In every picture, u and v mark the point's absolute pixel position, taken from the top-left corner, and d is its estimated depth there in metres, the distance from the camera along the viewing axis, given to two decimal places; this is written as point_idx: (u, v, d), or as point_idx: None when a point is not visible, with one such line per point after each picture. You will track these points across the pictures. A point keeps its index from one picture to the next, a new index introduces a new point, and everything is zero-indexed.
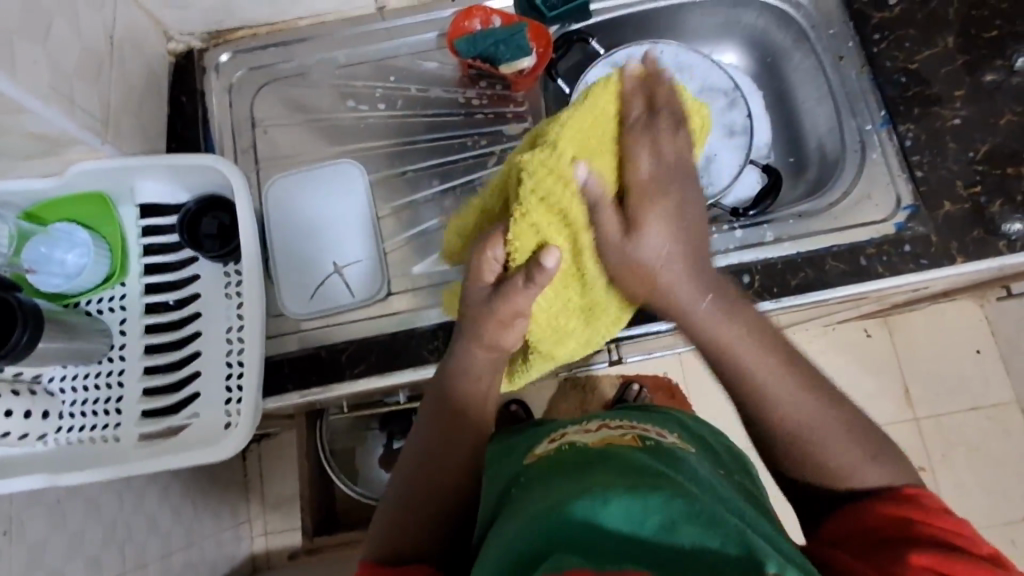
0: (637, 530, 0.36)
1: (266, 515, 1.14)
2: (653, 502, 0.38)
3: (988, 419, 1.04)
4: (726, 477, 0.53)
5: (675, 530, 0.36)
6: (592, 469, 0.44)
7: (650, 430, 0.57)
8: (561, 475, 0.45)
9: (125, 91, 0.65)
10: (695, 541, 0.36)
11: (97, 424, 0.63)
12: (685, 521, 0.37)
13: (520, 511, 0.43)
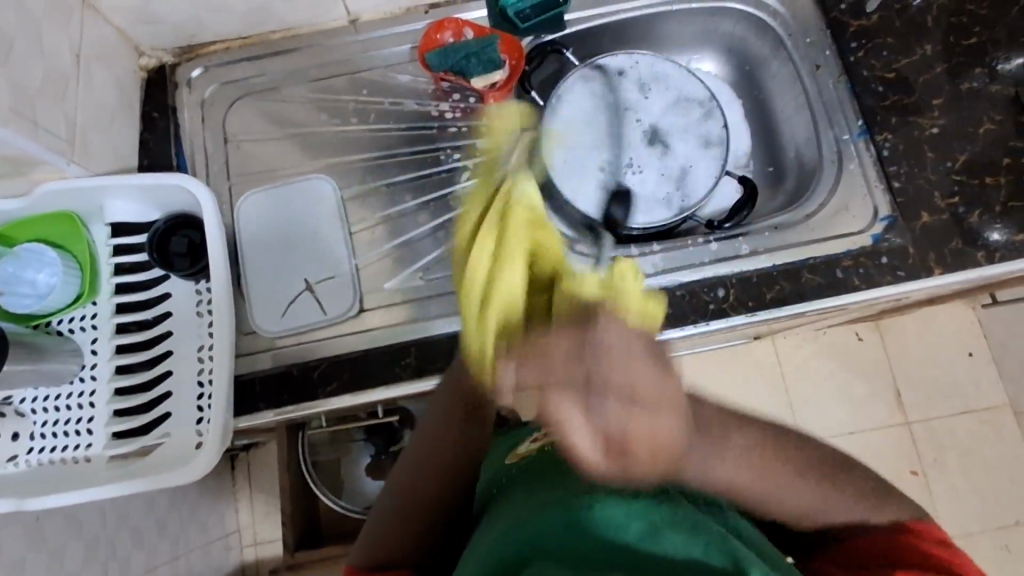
0: (619, 539, 0.36)
1: (256, 524, 1.14)
2: (634, 507, 0.37)
3: (979, 422, 1.03)
4: None
5: (659, 537, 0.36)
6: (573, 469, 0.42)
7: None
8: (542, 480, 0.44)
9: (95, 109, 0.64)
10: (680, 550, 0.36)
11: (68, 445, 0.63)
12: (668, 526, 0.37)
13: (499, 522, 0.41)
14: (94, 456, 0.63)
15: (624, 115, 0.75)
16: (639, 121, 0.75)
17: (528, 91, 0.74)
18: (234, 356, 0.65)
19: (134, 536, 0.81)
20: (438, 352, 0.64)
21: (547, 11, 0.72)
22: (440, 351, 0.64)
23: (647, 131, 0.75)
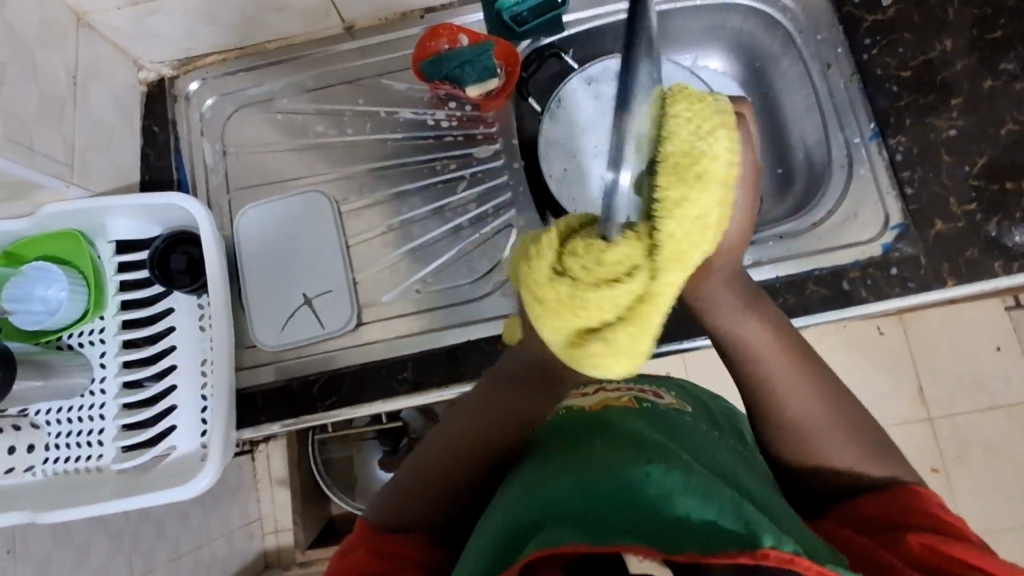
0: (632, 498, 0.38)
1: (277, 511, 1.01)
2: (651, 476, 0.39)
3: (1009, 419, 0.92)
4: (723, 440, 0.53)
5: (674, 501, 0.37)
6: (588, 441, 0.45)
7: (647, 391, 0.57)
8: (555, 449, 0.46)
9: (94, 128, 0.65)
10: (695, 512, 0.36)
11: (81, 455, 0.65)
12: (683, 493, 0.37)
13: (515, 485, 0.44)
14: (105, 467, 0.65)
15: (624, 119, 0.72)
16: None
17: (525, 97, 0.74)
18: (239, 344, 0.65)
19: (159, 529, 0.80)
20: (435, 367, 0.64)
21: (544, 14, 0.70)
22: (437, 365, 0.64)
23: None
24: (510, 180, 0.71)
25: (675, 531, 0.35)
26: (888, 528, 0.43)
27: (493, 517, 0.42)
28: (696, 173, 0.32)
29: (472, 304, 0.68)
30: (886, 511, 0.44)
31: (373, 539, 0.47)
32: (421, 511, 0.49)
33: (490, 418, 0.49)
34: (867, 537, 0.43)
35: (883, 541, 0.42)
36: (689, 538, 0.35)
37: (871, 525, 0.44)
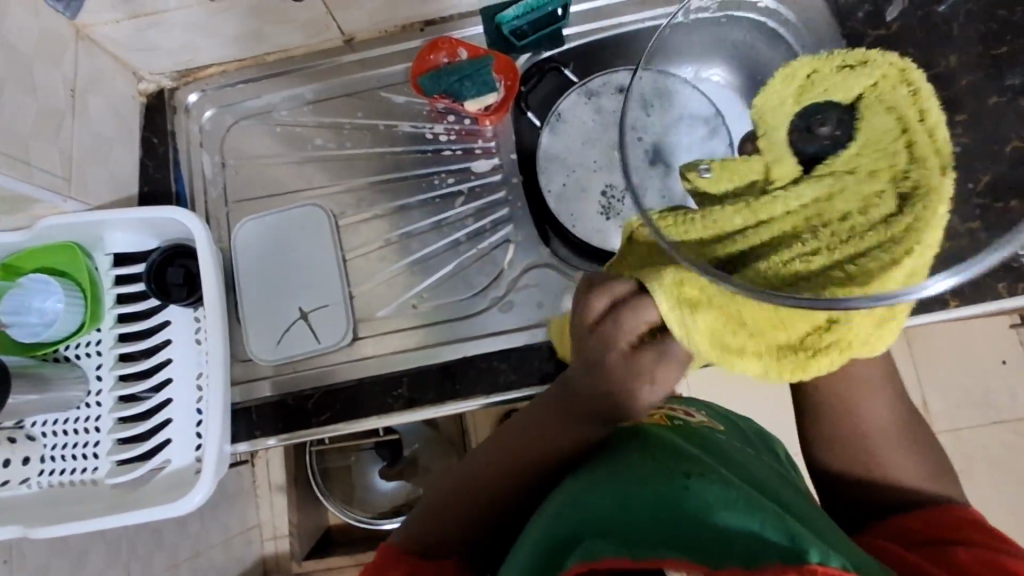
0: (672, 511, 0.39)
1: (275, 517, 0.98)
2: (689, 490, 0.40)
3: (1014, 434, 0.99)
4: (758, 459, 0.54)
5: (714, 513, 0.38)
6: (622, 455, 0.47)
7: (677, 410, 0.58)
8: (590, 462, 0.47)
9: (92, 141, 0.65)
10: (736, 523, 0.37)
11: (76, 468, 0.65)
12: (722, 506, 0.39)
13: (553, 500, 0.45)
14: (100, 480, 0.65)
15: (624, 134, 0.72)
16: (640, 141, 0.72)
17: (524, 112, 0.72)
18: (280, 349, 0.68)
19: (157, 539, 0.79)
20: (430, 384, 0.64)
21: (544, 27, 0.70)
22: (431, 382, 0.64)
23: (649, 151, 0.71)
24: (508, 195, 0.71)
25: (718, 540, 0.36)
26: (939, 546, 0.45)
27: (533, 532, 0.43)
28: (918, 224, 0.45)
29: (469, 320, 0.67)
30: (930, 529, 0.46)
31: (402, 558, 0.47)
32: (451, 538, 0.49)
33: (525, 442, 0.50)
34: (911, 551, 0.45)
35: (931, 555, 0.44)
36: (732, 546, 0.36)
37: (914, 539, 0.46)
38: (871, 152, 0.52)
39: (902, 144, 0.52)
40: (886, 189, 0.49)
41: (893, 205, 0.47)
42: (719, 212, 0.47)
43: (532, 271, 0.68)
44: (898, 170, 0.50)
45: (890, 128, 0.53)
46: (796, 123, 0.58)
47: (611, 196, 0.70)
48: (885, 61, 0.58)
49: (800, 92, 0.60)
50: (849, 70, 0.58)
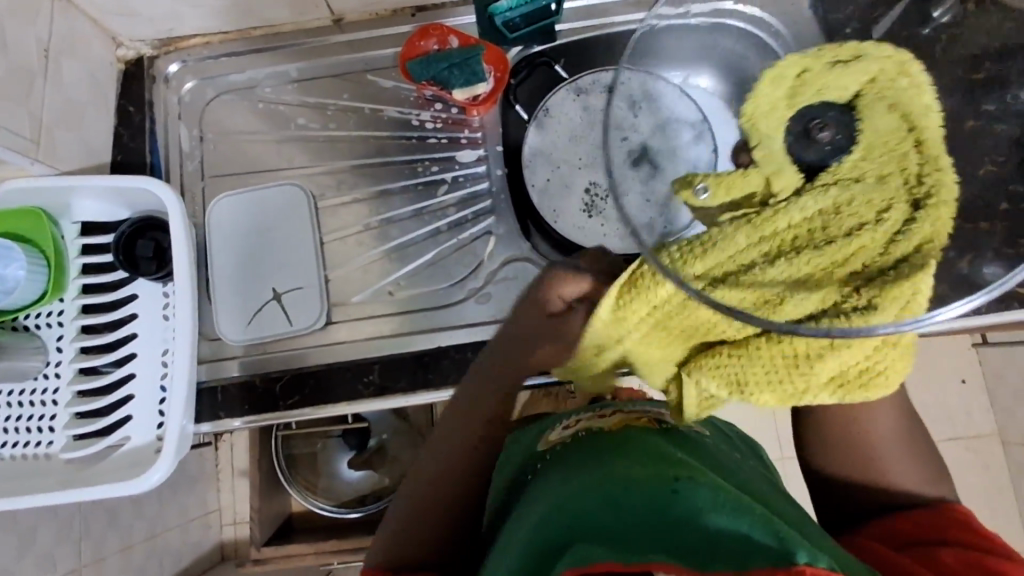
0: (663, 515, 0.39)
1: (236, 502, 1.04)
2: (679, 494, 0.40)
3: (967, 450, 1.03)
4: (742, 463, 0.54)
5: (703, 517, 0.39)
6: (610, 462, 0.47)
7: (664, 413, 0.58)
8: (579, 469, 0.48)
9: (64, 105, 0.63)
10: (727, 527, 0.38)
11: (29, 441, 0.63)
12: (711, 509, 0.39)
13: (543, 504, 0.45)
14: (53, 455, 0.63)
15: (610, 133, 0.71)
16: (625, 141, 0.71)
17: (512, 105, 0.72)
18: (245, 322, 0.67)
19: (111, 518, 0.77)
20: (402, 372, 0.63)
21: (537, 21, 0.69)
22: (403, 371, 0.63)
23: (634, 151, 0.71)
24: (491, 187, 0.71)
25: (707, 544, 0.37)
26: (927, 544, 0.46)
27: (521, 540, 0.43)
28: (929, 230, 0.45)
29: (445, 310, 0.67)
30: (921, 529, 0.48)
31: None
32: (418, 550, 0.52)
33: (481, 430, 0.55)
34: (898, 551, 0.47)
35: (917, 554, 0.46)
36: (724, 551, 0.36)
37: (903, 540, 0.48)
38: (877, 154, 0.48)
39: (903, 156, 0.48)
40: (896, 200, 0.46)
41: (904, 215, 0.45)
42: (722, 234, 0.46)
43: (511, 264, 0.68)
44: (911, 174, 0.47)
45: (893, 129, 0.49)
46: (793, 128, 0.53)
47: (593, 195, 0.70)
48: (883, 58, 0.54)
49: (793, 94, 0.56)
50: (844, 67, 0.54)
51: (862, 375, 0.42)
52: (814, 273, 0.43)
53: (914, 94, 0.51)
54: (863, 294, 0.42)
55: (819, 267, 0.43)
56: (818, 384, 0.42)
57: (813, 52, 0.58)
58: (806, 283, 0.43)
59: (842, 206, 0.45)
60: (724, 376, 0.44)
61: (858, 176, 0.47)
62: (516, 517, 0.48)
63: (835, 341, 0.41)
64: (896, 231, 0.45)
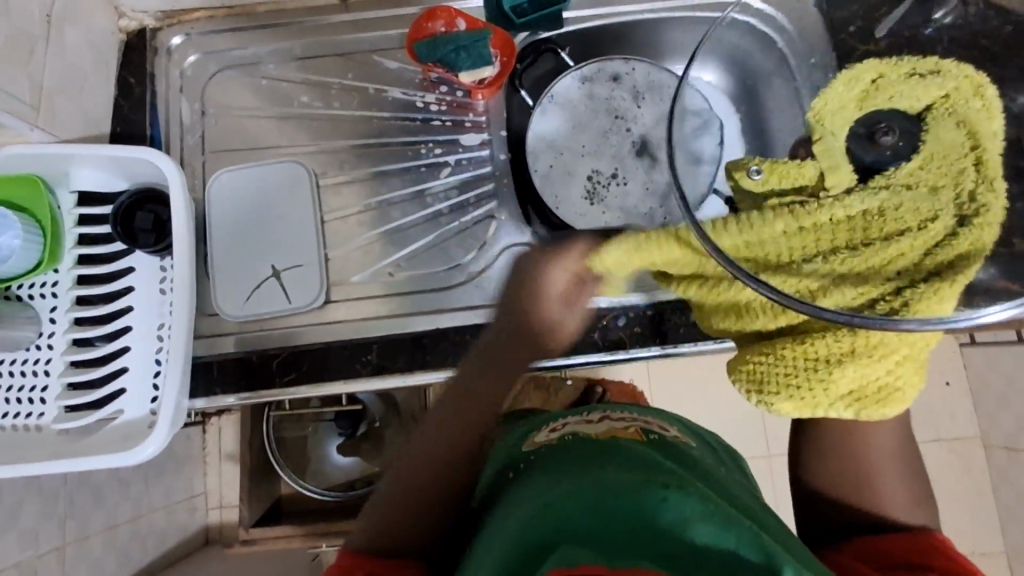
0: (652, 523, 0.39)
1: (223, 486, 1.02)
2: (668, 501, 0.40)
3: (948, 452, 1.05)
4: (722, 472, 0.55)
5: (690, 527, 0.39)
6: (598, 466, 0.46)
7: (651, 423, 0.59)
8: (563, 474, 0.47)
9: (64, 72, 0.62)
10: (715, 541, 0.39)
11: (19, 412, 0.62)
12: (700, 520, 0.39)
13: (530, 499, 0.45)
14: (45, 426, 0.62)
15: (613, 123, 0.72)
16: (628, 132, 0.72)
17: (517, 90, 0.72)
18: (239, 304, 0.66)
19: (96, 497, 0.75)
20: (400, 352, 0.63)
21: (543, 8, 0.69)
22: (401, 352, 0.63)
23: (637, 141, 0.71)
24: (494, 171, 0.70)
25: (696, 557, 0.37)
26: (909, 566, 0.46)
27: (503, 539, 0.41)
28: (968, 249, 0.46)
29: (444, 293, 0.67)
30: (904, 551, 0.48)
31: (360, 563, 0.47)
32: (408, 541, 0.50)
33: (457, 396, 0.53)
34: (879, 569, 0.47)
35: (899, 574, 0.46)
36: (712, 567, 0.37)
37: (887, 562, 0.47)
38: (934, 167, 0.49)
39: (957, 172, 0.48)
40: (939, 213, 0.47)
41: (949, 228, 0.46)
42: (764, 219, 0.47)
43: (513, 249, 0.68)
44: (962, 193, 0.48)
45: (955, 147, 0.50)
46: (857, 130, 0.53)
47: (595, 182, 0.71)
48: (954, 72, 0.54)
49: (863, 99, 0.56)
50: (921, 80, 0.54)
51: (880, 391, 0.42)
52: (857, 271, 0.45)
53: (982, 114, 0.51)
54: (901, 295, 0.44)
55: (860, 270, 0.45)
56: (837, 395, 0.42)
57: (894, 59, 0.58)
58: (845, 280, 0.45)
59: (888, 211, 0.47)
60: (754, 377, 0.44)
61: (914, 185, 0.48)
62: (496, 518, 0.47)
63: (854, 347, 0.42)
64: (934, 240, 0.46)
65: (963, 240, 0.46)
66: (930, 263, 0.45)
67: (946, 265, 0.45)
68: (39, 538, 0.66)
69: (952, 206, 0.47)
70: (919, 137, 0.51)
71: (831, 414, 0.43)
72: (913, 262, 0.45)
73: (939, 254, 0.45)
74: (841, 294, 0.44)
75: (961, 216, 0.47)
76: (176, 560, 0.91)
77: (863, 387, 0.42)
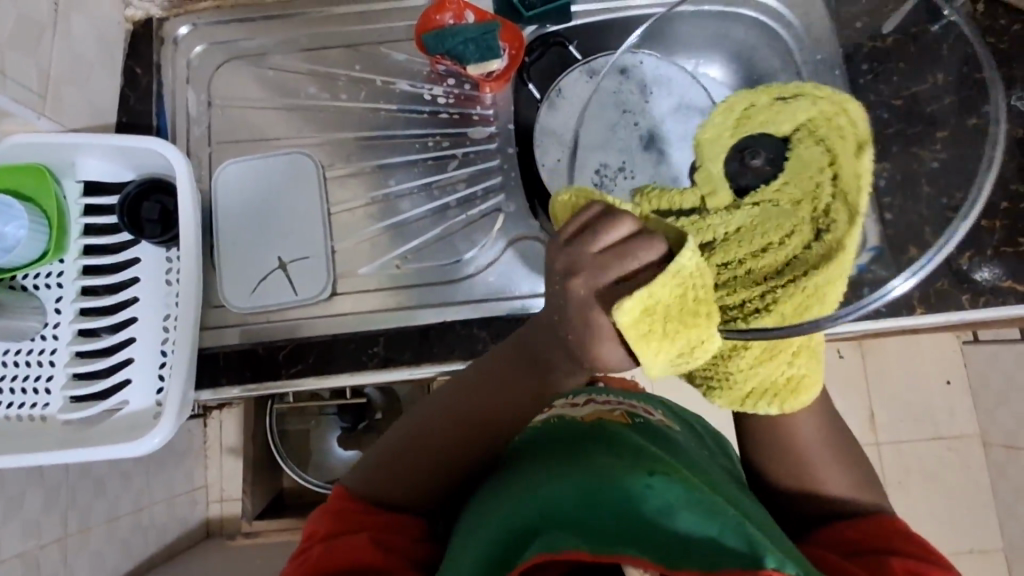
0: (635, 509, 0.39)
1: (223, 479, 1.00)
2: (652, 488, 0.41)
3: (947, 450, 1.05)
4: (709, 456, 0.57)
5: (674, 514, 0.39)
6: (584, 452, 0.47)
7: (638, 407, 0.59)
8: (551, 457, 0.47)
9: (70, 61, 0.62)
10: (695, 528, 0.39)
11: (25, 402, 0.61)
12: (684, 508, 0.39)
13: (519, 481, 0.46)
14: (50, 416, 0.62)
15: (621, 117, 0.70)
16: (636, 125, 0.69)
17: (525, 83, 0.72)
18: (230, 298, 0.66)
19: (99, 488, 0.75)
20: (406, 344, 0.63)
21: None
22: (409, 343, 0.63)
23: (643, 135, 0.68)
24: (502, 164, 0.70)
25: (676, 544, 0.37)
26: (874, 552, 0.47)
27: (493, 514, 0.44)
28: (824, 254, 0.45)
29: (449, 286, 0.67)
30: (864, 537, 0.48)
31: (349, 514, 0.48)
32: (400, 491, 0.50)
33: (471, 421, 0.48)
34: (846, 558, 0.47)
35: (866, 562, 0.46)
36: (690, 553, 0.37)
37: (849, 548, 0.48)
38: (798, 184, 0.49)
39: (816, 187, 0.48)
40: (798, 226, 0.47)
41: (808, 238, 0.46)
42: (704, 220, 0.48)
43: (520, 243, 0.68)
44: (822, 205, 0.47)
45: (815, 165, 0.49)
46: (732, 154, 0.53)
47: (603, 176, 0.68)
48: (817, 96, 0.53)
49: (741, 122, 0.55)
50: (781, 104, 0.53)
51: (787, 384, 0.44)
52: (726, 277, 0.46)
53: (844, 135, 0.50)
54: (774, 292, 0.44)
55: (734, 270, 0.46)
56: (743, 388, 0.44)
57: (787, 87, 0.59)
58: (727, 284, 0.46)
59: (754, 226, 0.48)
60: (673, 376, 0.46)
61: (838, 197, 0.47)
62: (480, 499, 0.48)
63: (747, 337, 0.43)
64: (792, 241, 0.46)
65: (799, 236, 0.46)
66: (767, 255, 0.46)
67: (795, 265, 0.45)
68: (42, 528, 0.66)
69: (792, 198, 0.48)
70: (785, 157, 0.51)
71: (756, 410, 0.44)
72: (774, 256, 0.46)
73: (809, 261, 0.45)
74: (722, 292, 0.45)
75: (820, 213, 0.47)
76: (178, 552, 0.91)
77: (773, 378, 0.44)
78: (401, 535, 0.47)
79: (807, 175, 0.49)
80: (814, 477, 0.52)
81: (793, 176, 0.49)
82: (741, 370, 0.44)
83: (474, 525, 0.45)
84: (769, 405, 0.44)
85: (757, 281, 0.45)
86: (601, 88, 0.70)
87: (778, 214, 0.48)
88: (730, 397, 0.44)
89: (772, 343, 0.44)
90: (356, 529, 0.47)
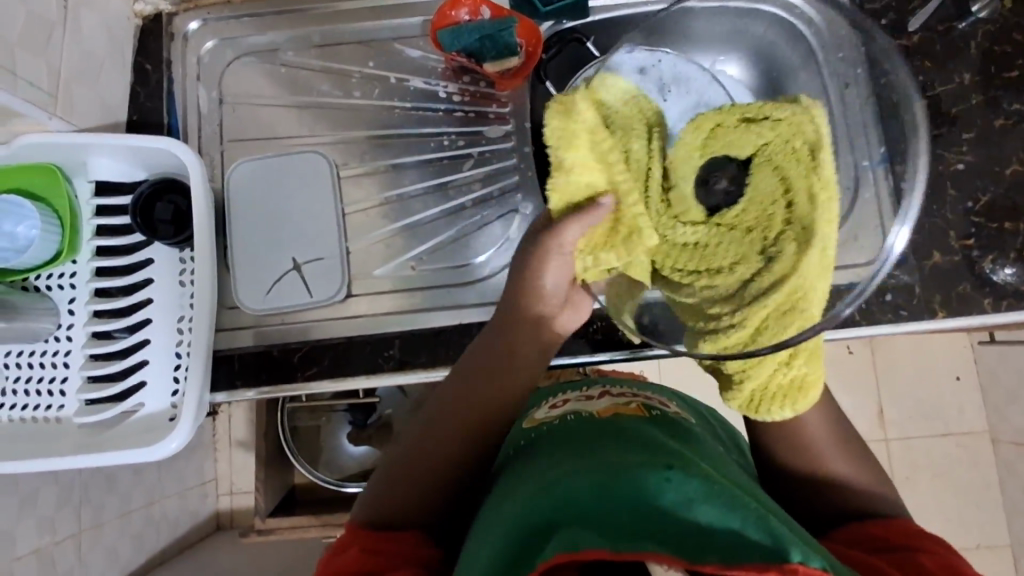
0: (654, 505, 0.39)
1: (233, 473, 1.01)
2: (670, 482, 0.40)
3: (956, 446, 1.05)
4: (727, 452, 0.55)
5: (693, 508, 0.39)
6: (599, 447, 0.46)
7: (653, 399, 0.58)
8: (568, 451, 0.47)
9: (81, 58, 0.61)
10: (715, 521, 0.38)
11: (40, 404, 0.61)
12: (703, 502, 0.39)
13: (536, 476, 0.45)
14: (65, 418, 0.61)
15: None
16: None
17: (542, 81, 0.69)
18: (243, 298, 0.65)
19: (112, 487, 0.75)
20: (421, 347, 0.63)
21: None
22: (424, 347, 0.63)
23: None
24: (519, 164, 0.69)
25: (698, 538, 0.37)
26: (898, 550, 0.45)
27: (511, 509, 0.43)
28: (792, 281, 0.44)
29: (464, 289, 0.66)
30: (889, 535, 0.47)
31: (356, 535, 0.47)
32: (404, 508, 0.50)
33: (449, 405, 0.52)
34: (872, 555, 0.45)
35: (891, 560, 0.44)
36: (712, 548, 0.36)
37: (874, 545, 0.46)
38: (753, 211, 0.47)
39: (772, 211, 0.46)
40: (765, 249, 0.46)
41: (779, 259, 0.45)
42: (665, 241, 0.48)
43: None
44: (784, 221, 0.46)
45: (775, 190, 0.47)
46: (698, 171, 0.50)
47: None
48: (779, 110, 0.49)
49: (707, 139, 0.52)
50: (748, 125, 0.50)
51: (791, 386, 0.47)
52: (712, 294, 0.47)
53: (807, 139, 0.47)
54: (746, 318, 0.45)
55: (710, 297, 0.47)
56: (744, 394, 0.47)
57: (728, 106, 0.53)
58: (715, 294, 0.47)
59: (711, 247, 0.47)
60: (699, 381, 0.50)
61: (807, 221, 0.45)
62: (495, 497, 0.47)
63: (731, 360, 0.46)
64: (765, 269, 0.45)
65: (762, 265, 0.45)
66: (740, 287, 0.45)
67: (766, 292, 0.45)
68: (57, 526, 0.65)
69: (750, 223, 0.46)
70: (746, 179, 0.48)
71: (772, 415, 0.47)
72: (745, 282, 0.45)
73: (775, 287, 0.44)
74: (704, 314, 0.47)
75: (788, 231, 0.46)
76: (190, 545, 0.91)
77: (766, 381, 0.46)
78: (407, 541, 0.47)
79: (772, 196, 0.47)
80: (834, 483, 0.51)
81: (757, 198, 0.47)
82: (739, 382, 0.47)
83: (492, 522, 0.44)
84: (789, 408, 0.47)
85: (730, 307, 0.46)
86: (619, 86, 0.69)
87: (738, 247, 0.46)
88: (739, 401, 0.48)
89: (755, 362, 0.46)
90: (355, 547, 0.46)
